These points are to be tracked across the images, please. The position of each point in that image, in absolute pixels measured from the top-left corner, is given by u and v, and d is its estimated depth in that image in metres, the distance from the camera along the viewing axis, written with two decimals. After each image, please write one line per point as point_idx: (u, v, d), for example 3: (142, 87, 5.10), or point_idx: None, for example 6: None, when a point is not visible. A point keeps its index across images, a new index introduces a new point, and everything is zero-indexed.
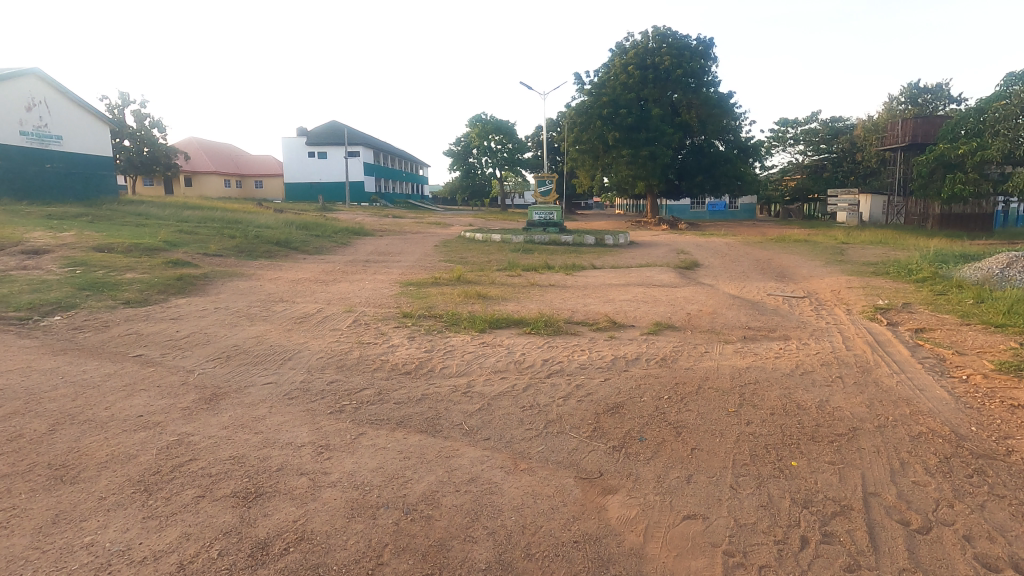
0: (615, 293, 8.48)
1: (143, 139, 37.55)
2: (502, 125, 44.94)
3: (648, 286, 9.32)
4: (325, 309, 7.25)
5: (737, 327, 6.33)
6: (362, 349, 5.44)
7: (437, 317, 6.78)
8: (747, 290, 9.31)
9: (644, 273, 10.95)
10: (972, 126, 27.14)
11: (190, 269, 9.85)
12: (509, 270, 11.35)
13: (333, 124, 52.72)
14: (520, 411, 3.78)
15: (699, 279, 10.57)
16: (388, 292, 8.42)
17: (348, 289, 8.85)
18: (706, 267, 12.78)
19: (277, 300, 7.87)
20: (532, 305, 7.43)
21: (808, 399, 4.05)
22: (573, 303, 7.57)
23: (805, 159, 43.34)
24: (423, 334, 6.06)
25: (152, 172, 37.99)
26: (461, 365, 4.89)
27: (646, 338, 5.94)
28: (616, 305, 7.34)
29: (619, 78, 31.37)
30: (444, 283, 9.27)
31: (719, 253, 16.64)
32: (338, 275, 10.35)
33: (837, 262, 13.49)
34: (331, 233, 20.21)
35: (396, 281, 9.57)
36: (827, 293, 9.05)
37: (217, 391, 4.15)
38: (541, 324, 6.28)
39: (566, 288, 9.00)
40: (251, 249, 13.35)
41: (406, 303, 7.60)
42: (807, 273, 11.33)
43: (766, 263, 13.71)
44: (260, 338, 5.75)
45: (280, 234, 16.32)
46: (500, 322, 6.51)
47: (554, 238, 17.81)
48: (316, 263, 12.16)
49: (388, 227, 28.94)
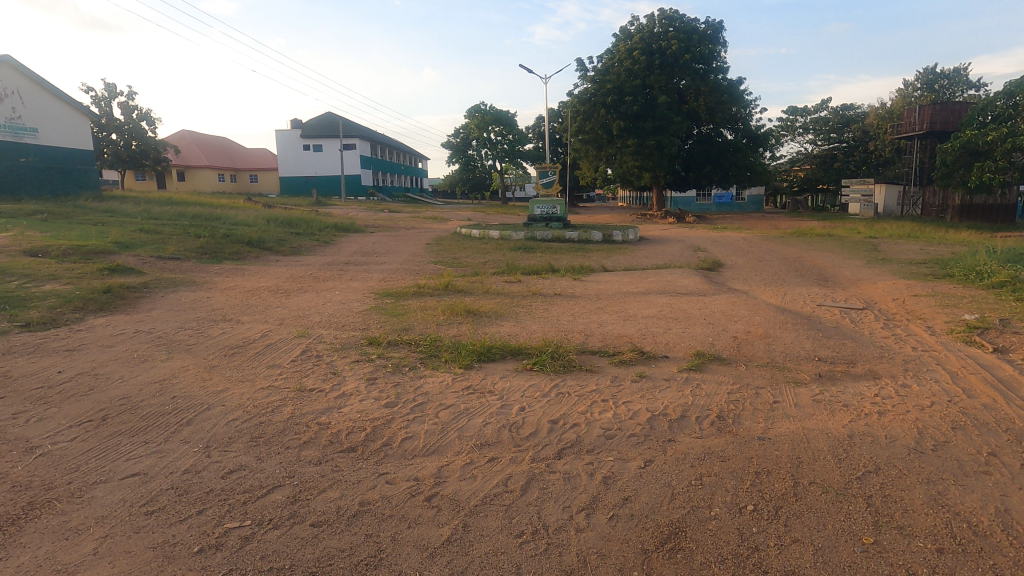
0: (636, 306, 6.95)
1: (130, 133, 35.77)
2: (502, 115, 43.36)
3: (674, 296, 7.78)
4: (273, 334, 5.73)
5: (805, 358, 4.83)
6: (301, 400, 3.93)
7: (413, 344, 5.27)
8: (790, 300, 7.82)
9: (663, 277, 9.46)
10: (1001, 111, 25.48)
11: (129, 278, 8.32)
12: (508, 274, 9.82)
13: (327, 115, 51.03)
14: (515, 548, 2.28)
15: (730, 285, 9.02)
16: (358, 307, 6.90)
17: (312, 301, 7.37)
18: (730, 269, 11.28)
19: (218, 319, 6.36)
20: (535, 324, 5.90)
21: (982, 510, 2.53)
22: (588, 322, 6.03)
23: (815, 149, 41.58)
24: (392, 372, 4.55)
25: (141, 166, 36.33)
26: (435, 435, 3.39)
27: (687, 378, 4.45)
28: (640, 326, 5.84)
29: (624, 64, 29.66)
30: (428, 293, 7.78)
31: (739, 250, 15.09)
32: (306, 283, 8.83)
33: (877, 261, 11.94)
34: (315, 230, 18.71)
35: (373, 290, 8.10)
36: (890, 303, 7.50)
37: (37, 499, 2.62)
38: (546, 357, 4.79)
39: (577, 300, 7.48)
40: (217, 250, 11.87)
41: (375, 322, 6.09)
42: (852, 276, 9.78)
43: (796, 262, 12.16)
44: (164, 383, 4.22)
45: (257, 232, 14.83)
46: (494, 354, 4.98)
47: (557, 234, 16.29)
48: (287, 267, 10.69)
49: (382, 222, 27.33)
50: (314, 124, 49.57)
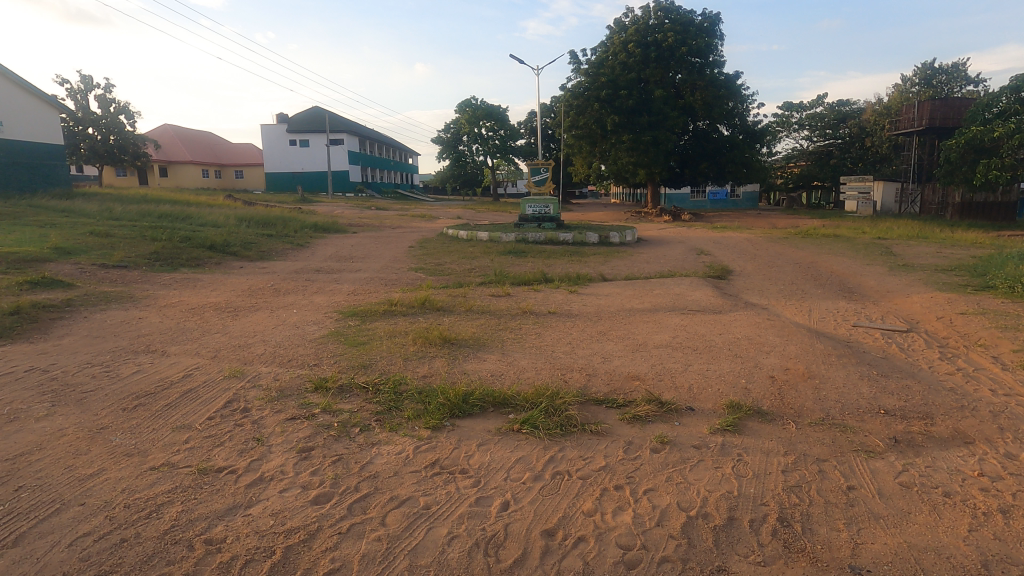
0: (643, 330, 5.86)
1: (108, 127, 34.20)
2: (494, 110, 42.28)
3: (688, 315, 6.72)
4: (198, 375, 4.58)
5: (868, 412, 3.79)
6: (198, 493, 2.82)
7: (369, 391, 4.15)
8: (819, 319, 6.81)
9: (669, 287, 8.45)
10: (1007, 106, 24.58)
11: (53, 294, 7.13)
12: (496, 285, 8.73)
13: (313, 110, 49.66)
14: None
15: (747, 299, 8.02)
16: (314, 333, 5.76)
17: (264, 322, 6.26)
18: (740, 276, 10.28)
19: (141, 350, 5.22)
20: (526, 358, 4.79)
21: None
22: (589, 355, 4.94)
23: (810, 145, 40.69)
24: (336, 439, 3.45)
25: (119, 161, 34.74)
26: (375, 568, 2.31)
27: (725, 444, 3.40)
28: (654, 361, 4.78)
29: (618, 57, 28.62)
30: (401, 311, 6.71)
31: (745, 254, 14.16)
32: (264, 297, 7.72)
33: (898, 268, 11.01)
34: (291, 230, 17.51)
35: (338, 308, 6.99)
36: (935, 323, 6.50)
37: None
38: (539, 412, 3.72)
39: (575, 321, 6.39)
40: (173, 256, 10.70)
41: (328, 356, 4.96)
42: (879, 287, 8.80)
43: (811, 268, 11.19)
44: (17, 463, 3.08)
45: (223, 233, 13.63)
46: (471, 406, 3.87)
47: (550, 236, 15.23)
48: (249, 277, 9.56)
49: (367, 221, 26.20)
50: (300, 118, 48.15)
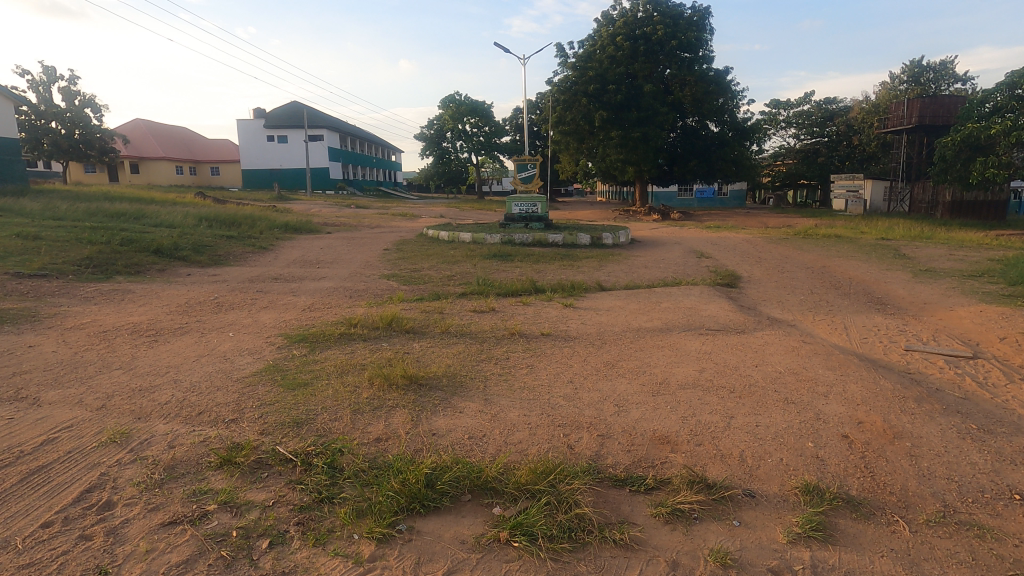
0: (662, 361, 4.73)
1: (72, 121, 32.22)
2: (478, 106, 41.09)
3: (709, 338, 5.58)
4: (65, 440, 3.30)
5: (1001, 500, 2.69)
6: None
7: (297, 468, 2.97)
8: (862, 342, 5.74)
9: (678, 300, 7.36)
10: (1002, 103, 23.91)
11: None
12: (479, 297, 7.57)
13: (292, 105, 47.97)
14: None
15: (769, 313, 6.95)
16: (245, 367, 4.51)
17: (187, 351, 5.00)
18: (751, 284, 9.26)
19: (6, 397, 3.93)
20: (518, 409, 3.62)
21: None
22: (599, 402, 3.78)
23: (797, 143, 40.09)
24: (228, 568, 2.27)
25: (85, 157, 32.76)
26: None
27: (816, 565, 2.30)
28: (686, 410, 3.65)
29: (606, 50, 27.59)
30: (362, 335, 5.50)
31: (747, 256, 13.19)
32: (203, 315, 6.46)
33: (921, 273, 10.01)
34: (257, 230, 16.13)
35: (286, 330, 5.74)
36: (1002, 346, 5.47)
37: None
38: (538, 508, 2.56)
39: (575, 347, 5.21)
40: (110, 263, 9.34)
41: (254, 406, 3.74)
42: (911, 298, 7.81)
43: (825, 273, 10.19)
44: None
45: (177, 234, 12.24)
46: (439, 497, 2.70)
47: (539, 237, 14.07)
48: (195, 287, 8.27)
49: (344, 220, 24.84)
50: (277, 113, 46.46)
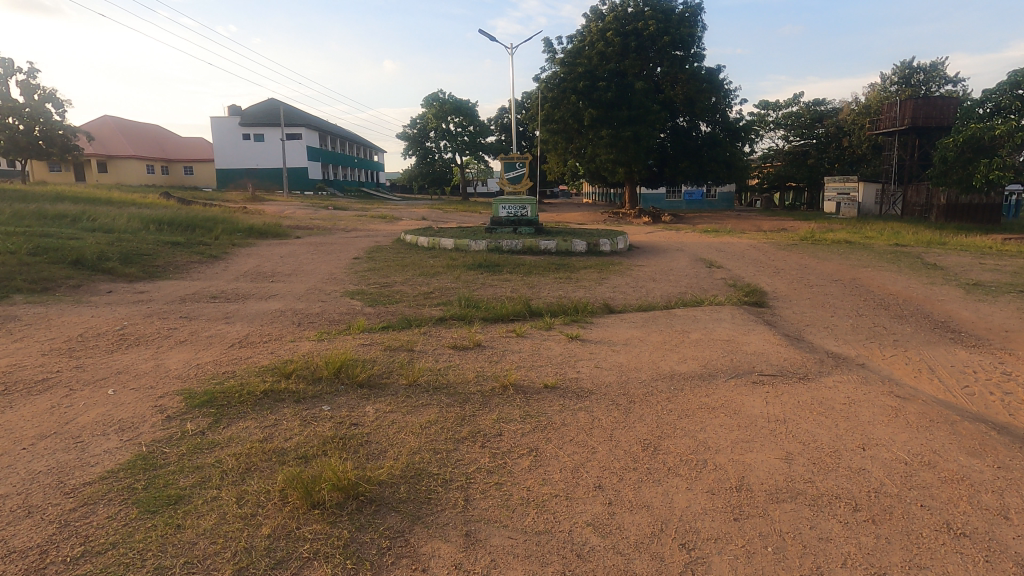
0: (726, 442, 3.24)
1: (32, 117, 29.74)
2: (462, 105, 39.67)
3: (772, 392, 4.14)
4: None
5: None
6: None
7: None
8: (971, 396, 4.29)
9: (708, 329, 5.91)
10: (1002, 103, 22.95)
11: None
12: (460, 325, 6.05)
13: (268, 102, 45.98)
14: None
15: (825, 347, 5.53)
16: (97, 461, 2.92)
17: (24, 427, 3.37)
18: (782, 302, 7.88)
19: None
20: (523, 567, 2.15)
21: None
22: (655, 548, 2.27)
23: (787, 145, 39.18)
24: None
25: (47, 155, 30.52)
26: None
27: None
28: (806, 561, 2.20)
29: (595, 46, 26.23)
30: (295, 392, 3.94)
31: (761, 265, 11.84)
32: (92, 356, 4.82)
33: (970, 288, 8.70)
34: (217, 235, 14.47)
35: (189, 383, 4.13)
36: None
37: None
38: None
39: (593, 411, 3.70)
40: (11, 278, 7.64)
41: (68, 560, 2.17)
42: (983, 323, 6.45)
43: (861, 288, 8.83)
44: None
45: (111, 241, 10.55)
46: None
47: (529, 244, 12.59)
48: (105, 311, 6.61)
49: (320, 222, 23.21)
50: (252, 111, 44.46)
